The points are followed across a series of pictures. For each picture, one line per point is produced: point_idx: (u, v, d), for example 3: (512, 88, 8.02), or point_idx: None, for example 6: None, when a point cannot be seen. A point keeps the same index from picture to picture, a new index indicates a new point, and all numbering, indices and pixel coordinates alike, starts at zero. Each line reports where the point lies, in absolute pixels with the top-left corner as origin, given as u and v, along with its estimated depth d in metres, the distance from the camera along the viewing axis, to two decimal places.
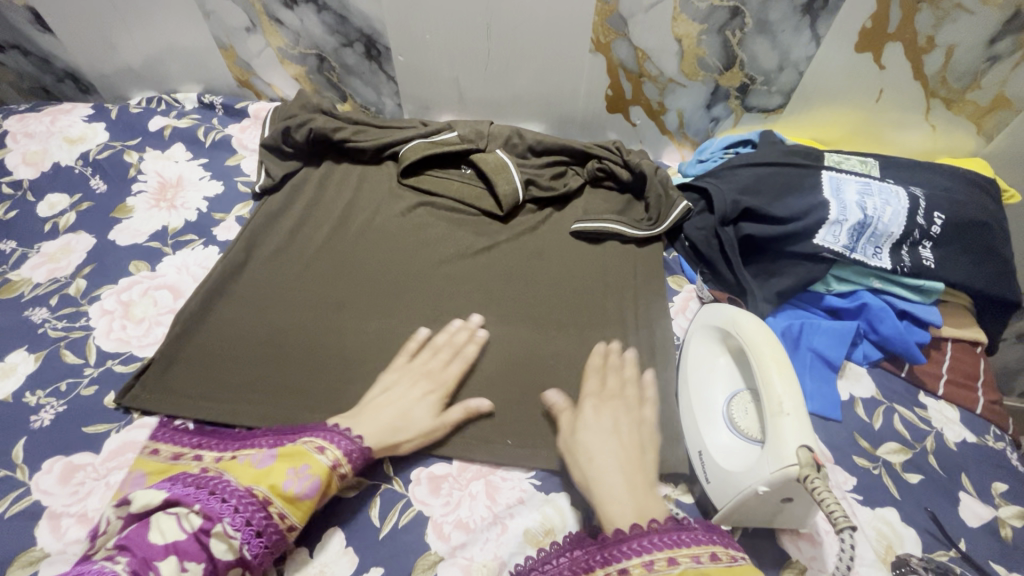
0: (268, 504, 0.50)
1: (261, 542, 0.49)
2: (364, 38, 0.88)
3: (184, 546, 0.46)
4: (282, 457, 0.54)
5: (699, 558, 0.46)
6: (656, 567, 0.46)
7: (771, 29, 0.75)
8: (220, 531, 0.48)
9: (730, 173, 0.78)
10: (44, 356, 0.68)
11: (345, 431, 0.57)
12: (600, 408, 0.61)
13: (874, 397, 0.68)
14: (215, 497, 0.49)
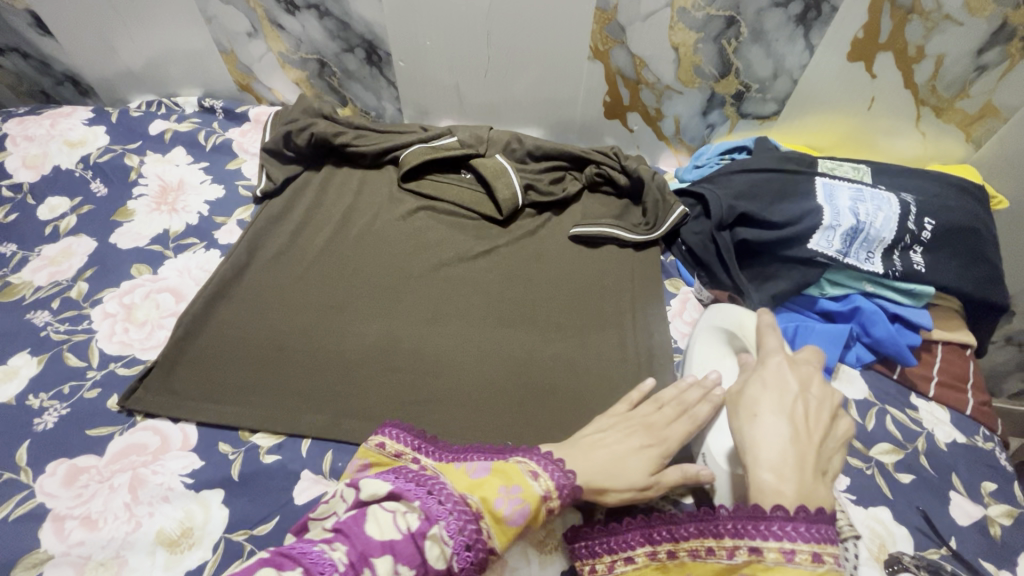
0: (479, 518, 0.47)
1: (467, 556, 0.45)
2: (365, 44, 0.88)
3: (400, 551, 0.44)
4: (495, 472, 0.50)
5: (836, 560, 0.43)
6: (795, 560, 0.43)
7: (766, 38, 0.76)
8: (436, 534, 0.45)
9: (726, 179, 0.80)
10: (46, 359, 0.68)
11: (561, 462, 0.53)
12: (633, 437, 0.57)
13: (867, 399, 0.70)
14: (434, 496, 0.47)
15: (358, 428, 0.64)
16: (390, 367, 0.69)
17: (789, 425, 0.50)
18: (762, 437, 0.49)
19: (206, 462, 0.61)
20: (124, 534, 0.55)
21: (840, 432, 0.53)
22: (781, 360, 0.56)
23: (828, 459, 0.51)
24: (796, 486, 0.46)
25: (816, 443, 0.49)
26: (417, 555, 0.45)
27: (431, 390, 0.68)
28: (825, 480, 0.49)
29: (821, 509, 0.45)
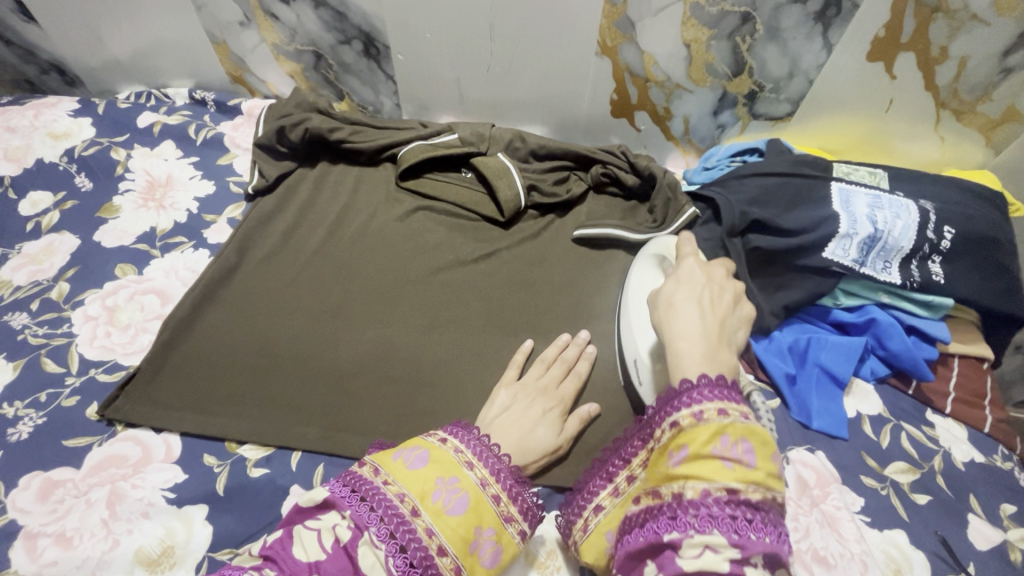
0: (416, 516, 0.45)
1: (404, 558, 0.44)
2: (363, 36, 0.85)
3: (328, 567, 0.42)
4: (431, 462, 0.49)
5: (748, 418, 0.42)
6: (704, 418, 0.42)
7: (781, 36, 0.73)
8: (368, 540, 0.44)
9: (736, 182, 0.76)
10: (23, 364, 0.65)
11: (494, 448, 0.52)
12: (534, 405, 0.60)
13: (881, 415, 0.67)
14: (366, 504, 0.46)
15: (352, 440, 0.61)
16: (385, 375, 0.66)
17: (696, 306, 0.50)
18: (678, 318, 0.49)
19: (190, 475, 0.58)
20: (100, 553, 0.52)
21: (743, 310, 0.53)
22: (693, 261, 0.55)
23: (731, 334, 0.51)
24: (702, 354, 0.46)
25: (720, 316, 0.50)
26: (347, 567, 0.43)
27: (428, 401, 0.65)
28: (729, 346, 0.49)
29: (724, 379, 0.45)
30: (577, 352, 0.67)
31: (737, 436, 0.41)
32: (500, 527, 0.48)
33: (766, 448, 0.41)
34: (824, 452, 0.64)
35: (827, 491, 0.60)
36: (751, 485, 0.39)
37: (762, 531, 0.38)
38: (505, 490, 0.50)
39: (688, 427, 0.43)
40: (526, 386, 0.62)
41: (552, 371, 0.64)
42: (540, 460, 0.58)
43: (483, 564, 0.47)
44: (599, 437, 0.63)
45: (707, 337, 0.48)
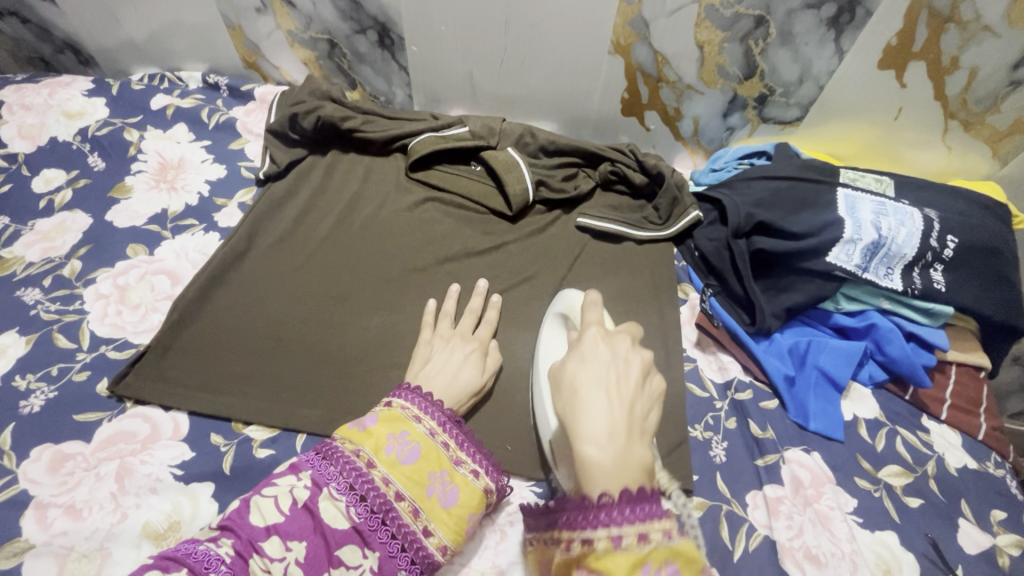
0: (372, 468, 0.50)
1: (365, 506, 0.49)
2: (378, 26, 0.85)
3: (284, 527, 0.47)
4: (382, 420, 0.54)
5: (671, 537, 0.35)
6: (623, 544, 0.35)
7: (794, 40, 0.74)
8: (328, 495, 0.49)
9: (744, 185, 0.77)
10: (35, 339, 0.66)
11: (428, 395, 0.57)
12: (455, 352, 0.64)
13: (878, 418, 0.68)
14: (325, 463, 0.51)
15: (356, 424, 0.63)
16: (390, 362, 0.67)
17: (604, 394, 0.42)
18: (583, 408, 0.41)
19: (197, 453, 0.59)
20: (109, 525, 0.53)
21: (656, 384, 0.44)
22: (595, 333, 0.48)
23: (648, 422, 0.41)
24: (608, 461, 0.38)
25: (630, 401, 0.41)
26: (309, 523, 0.48)
27: None
28: (644, 441, 0.40)
29: (646, 492, 0.37)
30: (483, 301, 0.71)
31: (662, 561, 0.34)
32: (451, 470, 0.53)
33: (694, 569, 0.34)
34: (820, 453, 0.64)
35: (821, 491, 0.61)
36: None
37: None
38: (453, 438, 0.55)
39: (604, 552, 0.35)
40: (449, 336, 0.66)
41: (467, 321, 0.69)
42: (468, 402, 0.62)
43: (444, 505, 0.51)
44: None
45: (613, 429, 0.39)
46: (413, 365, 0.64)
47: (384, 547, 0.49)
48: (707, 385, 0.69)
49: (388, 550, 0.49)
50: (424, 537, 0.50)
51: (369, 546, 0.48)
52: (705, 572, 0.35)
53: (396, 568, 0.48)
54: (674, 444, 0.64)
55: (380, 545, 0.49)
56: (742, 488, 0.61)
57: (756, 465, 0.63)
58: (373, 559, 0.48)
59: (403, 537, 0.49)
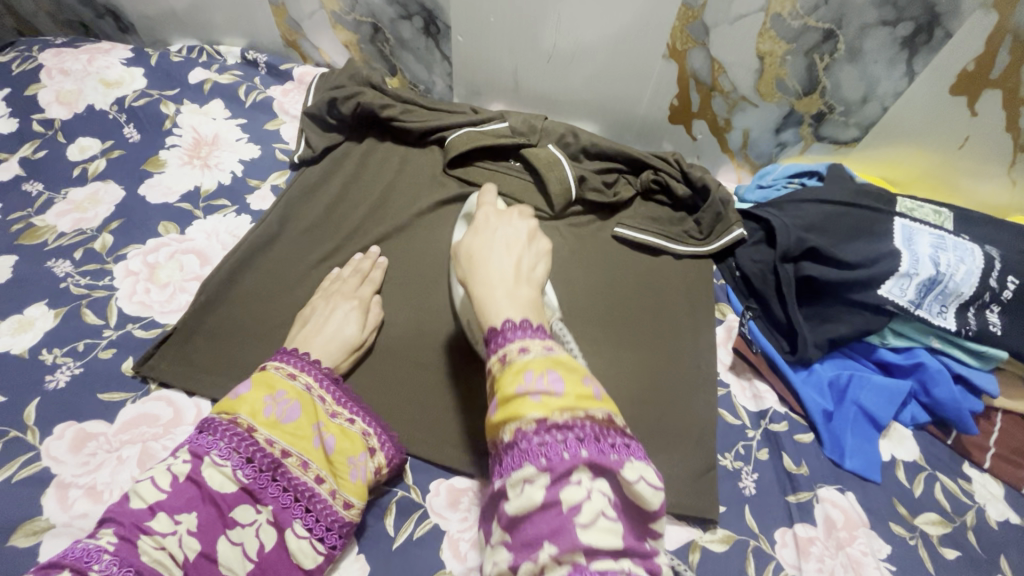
0: (254, 431, 0.51)
1: (253, 467, 0.50)
2: (425, 13, 0.83)
3: (169, 502, 0.47)
4: (255, 385, 0.54)
5: (552, 351, 0.40)
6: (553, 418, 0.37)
7: (862, 58, 0.70)
8: (211, 462, 0.49)
9: (794, 207, 0.73)
10: (63, 313, 0.65)
11: (303, 354, 0.59)
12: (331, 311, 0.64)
13: (917, 462, 0.65)
14: (204, 435, 0.51)
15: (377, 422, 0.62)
16: (417, 361, 0.66)
17: (501, 260, 0.47)
18: (484, 269, 0.47)
19: None
20: None
21: (543, 245, 0.51)
22: (489, 212, 0.54)
23: (540, 246, 0.51)
24: (501, 299, 0.44)
25: (520, 255, 0.49)
26: (196, 494, 0.48)
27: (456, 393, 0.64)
28: (532, 284, 0.47)
29: (539, 325, 0.43)
30: (367, 260, 0.71)
31: (543, 368, 0.39)
32: (326, 420, 0.55)
33: (574, 374, 0.39)
34: (855, 494, 0.62)
35: (855, 535, 0.59)
36: (559, 412, 0.37)
37: (589, 444, 0.36)
38: (329, 393, 0.57)
39: (499, 372, 0.41)
40: (330, 295, 0.66)
41: (352, 279, 0.68)
42: (349, 358, 0.63)
43: (325, 451, 0.53)
44: None
45: (513, 267, 0.47)
46: (292, 329, 0.64)
47: (277, 501, 0.50)
48: (740, 412, 0.67)
49: (281, 503, 0.50)
50: (316, 484, 0.52)
51: (262, 502, 0.50)
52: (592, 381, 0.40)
53: (290, 518, 0.50)
54: (702, 470, 0.62)
55: (273, 500, 0.50)
56: (771, 524, 0.59)
57: (787, 501, 0.61)
58: (267, 513, 0.50)
59: (294, 489, 0.51)
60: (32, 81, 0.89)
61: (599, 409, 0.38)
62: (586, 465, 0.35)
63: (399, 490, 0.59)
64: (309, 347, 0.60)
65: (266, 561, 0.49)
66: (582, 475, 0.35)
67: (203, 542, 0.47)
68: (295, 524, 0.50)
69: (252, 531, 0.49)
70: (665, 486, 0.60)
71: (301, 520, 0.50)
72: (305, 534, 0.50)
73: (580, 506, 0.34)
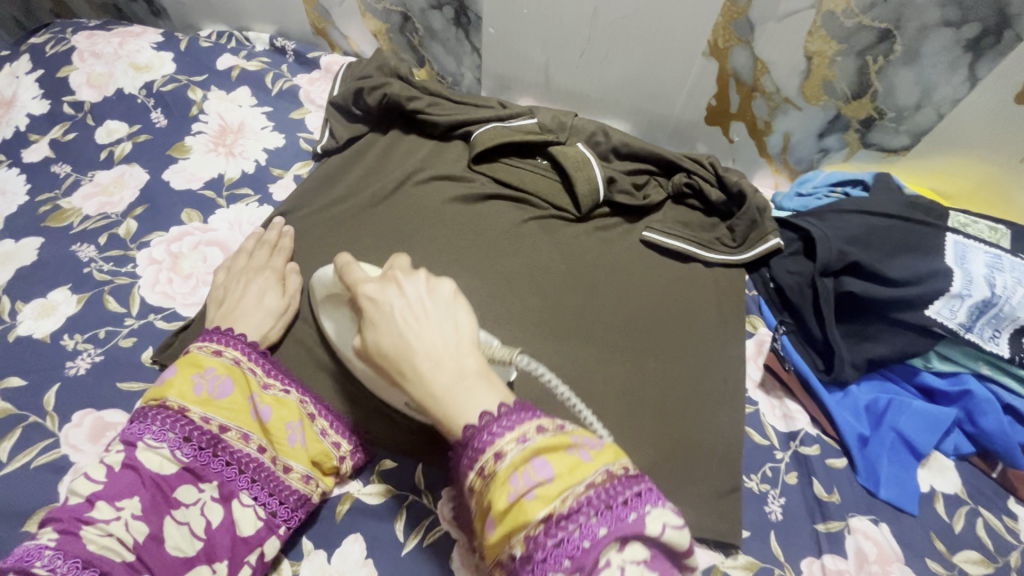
0: (186, 412, 0.50)
1: (191, 446, 0.49)
2: (456, 3, 0.81)
3: (107, 491, 0.45)
4: (180, 367, 0.53)
5: (526, 438, 0.38)
6: (526, 439, 0.38)
7: (920, 60, 0.65)
8: (146, 447, 0.48)
9: (837, 217, 0.69)
10: (86, 299, 0.65)
11: (230, 331, 0.57)
12: (246, 286, 0.63)
13: (958, 495, 0.61)
14: (135, 423, 0.49)
15: (387, 422, 0.60)
16: None
17: (435, 339, 0.44)
18: (418, 339, 0.44)
19: None
20: None
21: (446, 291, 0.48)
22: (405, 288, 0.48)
23: (462, 324, 0.46)
24: (443, 385, 0.42)
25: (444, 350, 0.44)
26: (134, 479, 0.46)
27: None
28: (475, 349, 0.45)
29: (505, 404, 0.41)
30: (271, 232, 0.69)
31: (524, 459, 0.37)
32: (259, 392, 0.55)
33: (559, 450, 0.38)
34: (889, 527, 0.58)
35: (888, 570, 0.55)
36: (560, 499, 0.35)
37: (603, 517, 0.35)
38: (259, 366, 0.56)
39: (483, 486, 0.38)
40: (242, 272, 0.65)
41: (261, 253, 0.67)
42: (277, 325, 0.61)
43: (262, 421, 0.53)
44: (644, 463, 0.60)
45: (439, 340, 0.44)
46: (210, 313, 0.62)
47: (220, 475, 0.50)
48: (768, 433, 0.64)
49: (225, 476, 0.50)
50: (258, 454, 0.52)
51: (204, 480, 0.49)
52: (583, 446, 0.39)
53: (237, 488, 0.50)
54: (726, 491, 0.59)
55: (216, 475, 0.49)
56: (798, 552, 0.56)
57: (816, 529, 0.58)
58: (211, 489, 0.49)
59: (237, 462, 0.51)
60: (64, 63, 0.89)
61: (595, 470, 0.37)
62: (609, 545, 0.34)
63: (409, 494, 0.57)
64: (233, 323, 0.59)
65: (214, 537, 0.48)
66: (607, 564, 0.34)
67: (151, 524, 0.46)
68: (241, 494, 0.50)
69: (197, 509, 0.48)
70: (684, 505, 0.58)
71: (247, 490, 0.50)
72: (250, 502, 0.50)
73: None
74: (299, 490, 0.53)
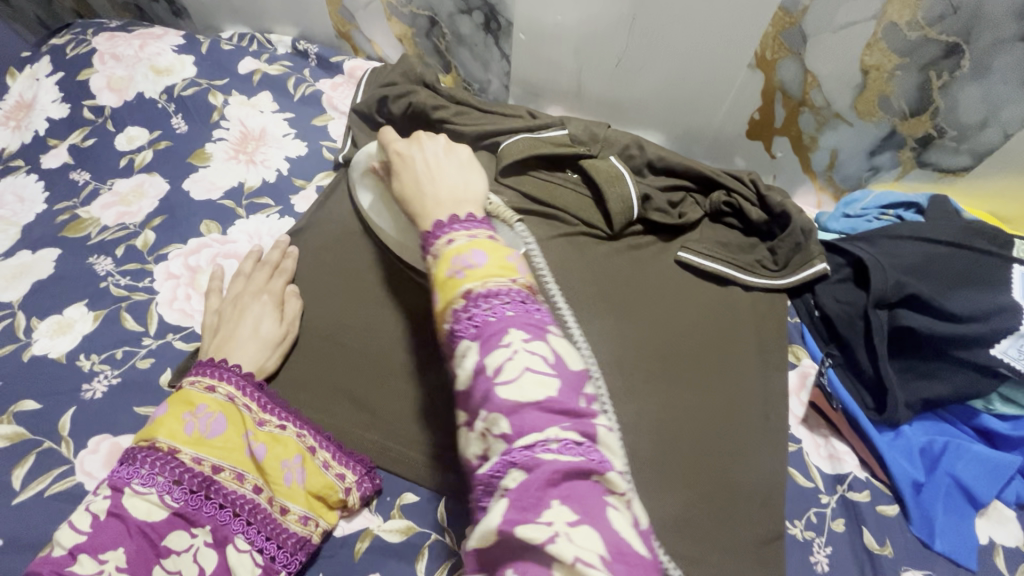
0: (177, 453, 0.47)
1: (182, 489, 0.46)
2: (486, 8, 0.77)
3: (90, 543, 0.43)
4: (171, 405, 0.50)
5: (476, 235, 0.42)
6: (477, 237, 0.42)
7: (990, 77, 0.60)
8: (133, 492, 0.45)
9: (892, 244, 0.65)
10: (103, 316, 0.63)
11: (224, 362, 0.55)
12: (243, 313, 0.60)
13: (1020, 549, 0.56)
14: (123, 466, 0.47)
15: (407, 454, 0.57)
16: None
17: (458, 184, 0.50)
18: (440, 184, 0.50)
19: None
20: None
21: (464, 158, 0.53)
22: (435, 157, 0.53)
23: (474, 186, 0.51)
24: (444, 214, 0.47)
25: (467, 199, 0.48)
26: (121, 528, 0.44)
27: None
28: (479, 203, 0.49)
29: (473, 216, 0.45)
30: (274, 251, 0.66)
31: (468, 248, 0.41)
32: (255, 429, 0.52)
33: (498, 251, 0.41)
34: None
35: None
36: (484, 281, 0.39)
37: (516, 305, 0.38)
38: (254, 401, 0.54)
39: (434, 266, 0.42)
40: (239, 296, 0.62)
41: (259, 273, 0.64)
42: (273, 356, 0.59)
43: (257, 459, 0.51)
44: (681, 507, 0.56)
45: (449, 188, 0.49)
46: (204, 341, 0.60)
47: (214, 519, 0.47)
48: (814, 474, 0.60)
49: (219, 520, 0.47)
50: (254, 495, 0.49)
51: (197, 525, 0.46)
52: (516, 257, 0.42)
53: (232, 533, 0.47)
54: (769, 540, 0.55)
55: (209, 519, 0.47)
56: None
57: None
58: (204, 535, 0.46)
59: (232, 504, 0.48)
60: (84, 65, 0.87)
61: (521, 276, 0.40)
62: (516, 328, 0.36)
63: (432, 532, 0.54)
64: (227, 354, 0.56)
65: None
66: (512, 337, 0.36)
67: None
68: (237, 538, 0.47)
69: (190, 556, 0.45)
70: (724, 554, 0.54)
71: (243, 534, 0.48)
72: (246, 547, 0.47)
73: (502, 366, 0.35)
74: (298, 533, 0.50)
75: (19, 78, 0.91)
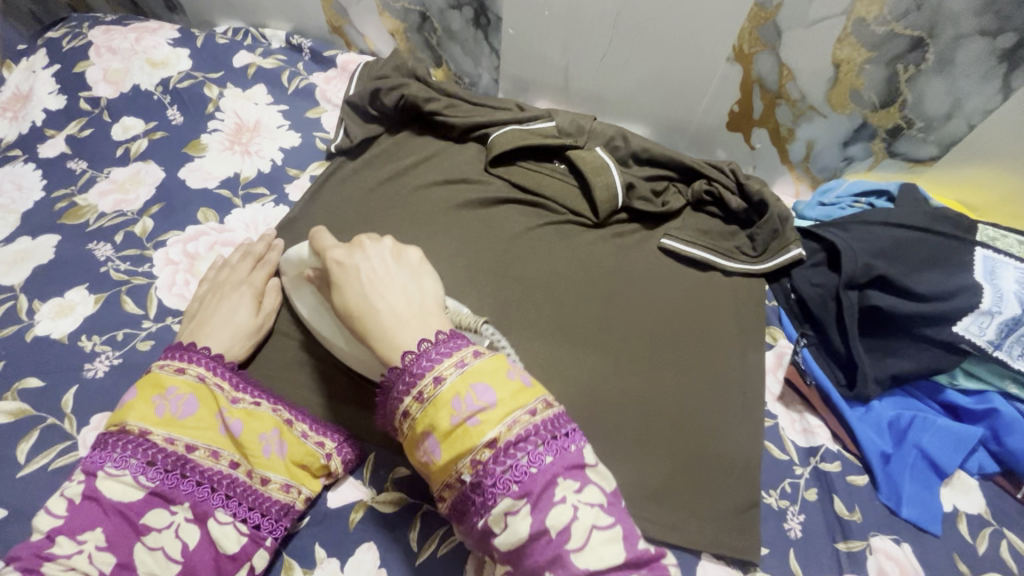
0: (149, 435, 0.49)
1: (156, 469, 0.48)
2: (476, 3, 0.80)
3: (67, 525, 0.45)
4: (141, 389, 0.52)
5: (465, 363, 0.43)
6: (466, 366, 0.43)
7: (953, 70, 0.63)
8: (107, 475, 0.47)
9: (862, 229, 0.68)
10: (103, 300, 0.65)
11: (198, 348, 0.57)
12: (222, 300, 0.62)
13: (982, 515, 0.59)
14: (96, 452, 0.48)
15: None
16: None
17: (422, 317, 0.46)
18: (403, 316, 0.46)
19: None
20: None
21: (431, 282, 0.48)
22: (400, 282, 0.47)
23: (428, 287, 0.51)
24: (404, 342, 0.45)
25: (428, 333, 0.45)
26: (97, 510, 0.46)
27: None
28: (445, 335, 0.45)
29: (452, 338, 0.45)
30: (260, 245, 0.68)
31: (466, 386, 0.42)
32: (227, 407, 0.54)
33: (497, 375, 0.43)
34: (912, 546, 0.57)
35: None
36: (504, 425, 0.41)
37: (544, 442, 0.41)
38: (225, 381, 0.56)
39: (422, 411, 0.43)
40: (219, 284, 0.64)
41: (243, 264, 0.66)
42: (249, 343, 0.61)
43: (231, 435, 0.52)
44: (662, 478, 0.59)
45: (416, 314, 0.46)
46: (182, 326, 0.62)
47: (191, 496, 0.48)
48: (788, 447, 0.63)
49: (196, 497, 0.48)
50: (231, 470, 0.51)
51: (175, 502, 0.48)
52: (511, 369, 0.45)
53: (211, 507, 0.49)
54: (746, 507, 0.58)
55: (187, 496, 0.48)
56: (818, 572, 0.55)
57: (836, 548, 0.57)
58: (183, 511, 0.48)
59: (209, 480, 0.49)
60: (80, 57, 0.89)
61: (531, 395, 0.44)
62: (564, 479, 0.40)
63: (423, 503, 0.56)
64: (200, 339, 0.58)
65: (194, 557, 0.47)
66: (562, 488, 0.40)
67: (118, 553, 0.45)
68: (217, 512, 0.49)
69: (171, 532, 0.47)
70: (702, 521, 0.57)
71: (223, 507, 0.49)
72: (228, 519, 0.49)
73: (564, 524, 0.39)
74: (280, 500, 0.53)
75: (15, 70, 0.92)
